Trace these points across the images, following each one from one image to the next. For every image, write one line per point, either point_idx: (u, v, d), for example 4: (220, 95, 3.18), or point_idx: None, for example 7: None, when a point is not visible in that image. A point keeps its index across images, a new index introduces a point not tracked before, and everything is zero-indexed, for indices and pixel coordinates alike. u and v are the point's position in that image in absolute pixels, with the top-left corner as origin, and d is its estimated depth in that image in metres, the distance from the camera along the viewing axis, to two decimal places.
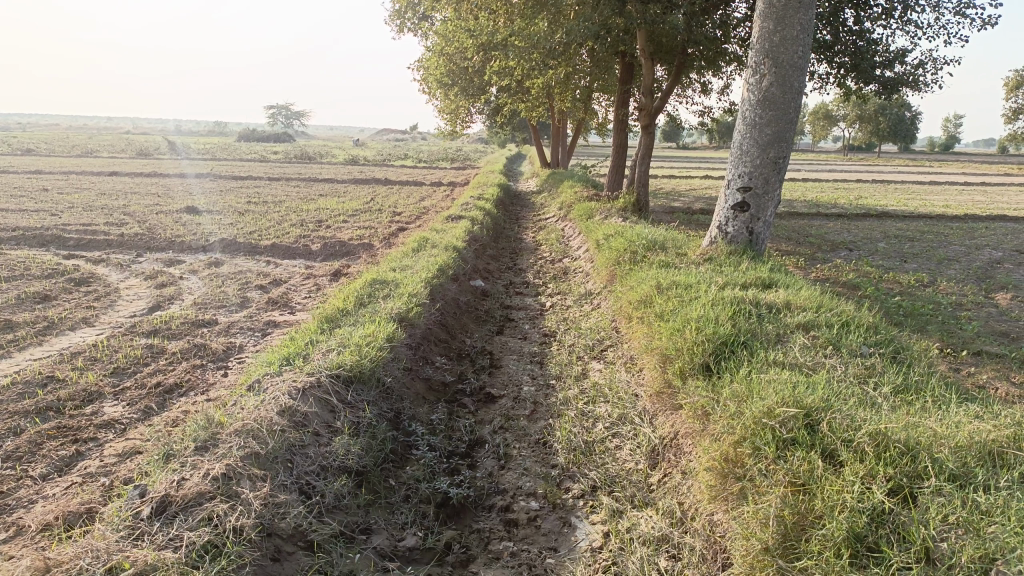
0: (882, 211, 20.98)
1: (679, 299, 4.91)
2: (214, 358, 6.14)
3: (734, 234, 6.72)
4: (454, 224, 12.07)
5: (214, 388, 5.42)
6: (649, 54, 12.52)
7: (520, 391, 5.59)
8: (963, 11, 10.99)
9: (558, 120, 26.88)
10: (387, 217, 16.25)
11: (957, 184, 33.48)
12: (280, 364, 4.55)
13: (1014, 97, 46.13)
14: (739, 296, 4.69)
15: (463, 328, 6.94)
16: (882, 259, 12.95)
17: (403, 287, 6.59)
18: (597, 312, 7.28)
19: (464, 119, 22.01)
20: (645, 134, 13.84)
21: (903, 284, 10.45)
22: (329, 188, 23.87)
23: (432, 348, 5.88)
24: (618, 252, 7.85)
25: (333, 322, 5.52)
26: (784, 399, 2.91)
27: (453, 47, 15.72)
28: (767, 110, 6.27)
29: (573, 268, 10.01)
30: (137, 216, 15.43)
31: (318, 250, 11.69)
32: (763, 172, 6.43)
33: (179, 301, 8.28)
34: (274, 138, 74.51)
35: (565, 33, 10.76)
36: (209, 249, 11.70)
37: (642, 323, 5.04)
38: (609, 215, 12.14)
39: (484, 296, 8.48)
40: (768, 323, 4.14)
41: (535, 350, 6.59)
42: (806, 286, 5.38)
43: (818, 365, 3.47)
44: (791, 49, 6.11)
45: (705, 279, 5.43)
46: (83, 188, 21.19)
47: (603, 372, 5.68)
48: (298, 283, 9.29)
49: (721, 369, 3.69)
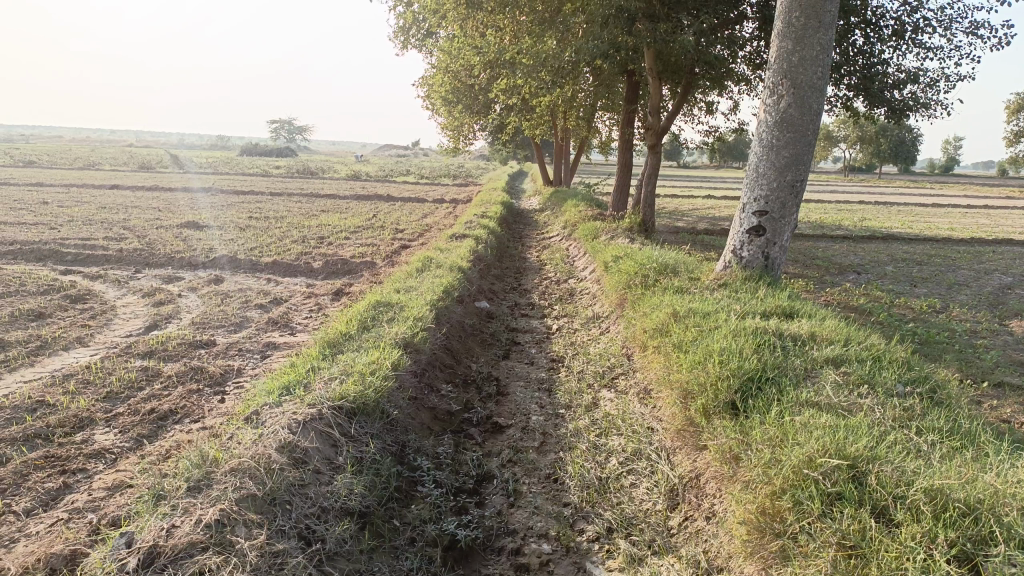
0: (887, 234, 20.82)
1: (698, 329, 4.70)
2: (211, 382, 5.92)
3: (749, 259, 6.51)
4: (458, 243, 11.89)
5: (210, 415, 5.19)
6: (657, 73, 12.39)
7: (529, 421, 5.36)
8: (976, 32, 10.86)
9: (561, 138, 26.82)
10: (389, 234, 16.09)
11: (960, 207, 33.40)
12: (278, 392, 4.33)
13: (1016, 120, 46.14)
14: (762, 326, 4.47)
15: (468, 353, 6.72)
16: (891, 282, 12.78)
17: (407, 310, 6.37)
18: (606, 337, 7.06)
19: (467, 136, 21.91)
20: (652, 154, 13.68)
21: (915, 309, 10.24)
22: (331, 203, 23.73)
23: (437, 375, 5.66)
24: (628, 275, 7.64)
25: (335, 347, 5.30)
26: (825, 447, 2.70)
27: (459, 64, 15.64)
28: (785, 132, 6.09)
29: (579, 290, 9.81)
30: (135, 231, 15.25)
31: (320, 268, 11.50)
32: (780, 196, 6.23)
33: (176, 320, 8.07)
34: (276, 152, 74.66)
35: (574, 51, 10.62)
36: (208, 266, 11.51)
37: (659, 353, 4.83)
38: (615, 236, 11.95)
39: (489, 318, 8.26)
40: (796, 357, 3.93)
41: (543, 376, 6.36)
42: (828, 316, 5.16)
43: (854, 406, 3.25)
44: (811, 70, 5.94)
45: (723, 306, 5.22)
46: (83, 202, 21.05)
47: (615, 402, 5.45)
48: (298, 302, 9.09)
49: (748, 409, 3.47)
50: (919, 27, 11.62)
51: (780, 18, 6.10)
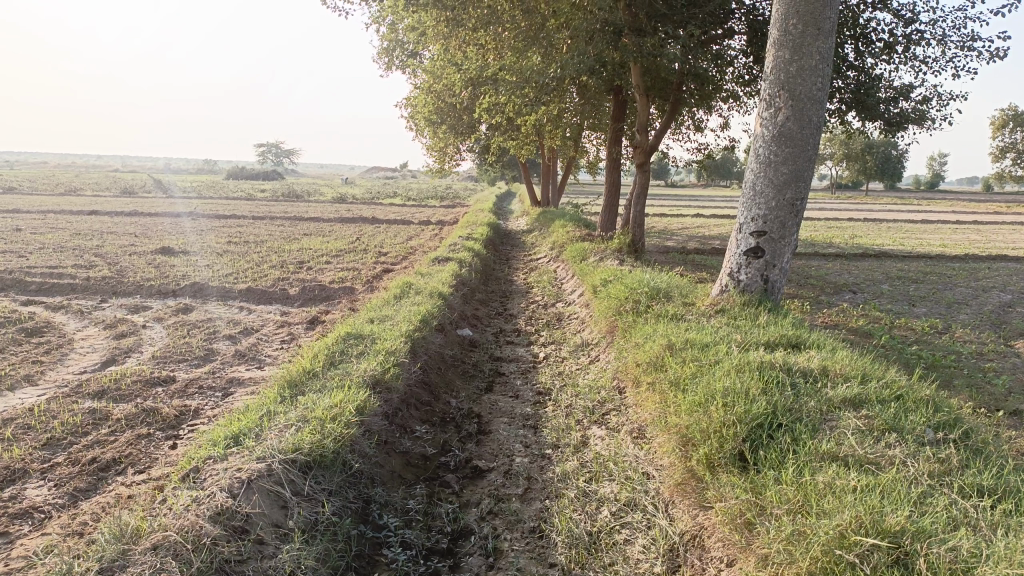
0: (880, 251, 20.48)
1: (697, 363, 4.24)
2: (163, 426, 5.40)
3: (747, 283, 6.07)
4: (441, 266, 11.46)
5: (157, 465, 4.69)
6: (644, 89, 12.03)
7: (512, 463, 4.87)
8: (969, 45, 10.58)
9: (548, 158, 26.53)
10: (371, 258, 15.64)
11: (949, 223, 33.25)
12: (224, 443, 3.83)
13: (1001, 135, 46.25)
14: (766, 359, 4.04)
15: (447, 387, 6.24)
16: (888, 302, 12.40)
17: (380, 342, 5.88)
18: (596, 368, 6.58)
19: (453, 157, 21.55)
20: (640, 172, 13.29)
21: (916, 330, 9.82)
22: (314, 227, 23.27)
23: (411, 415, 5.17)
24: (619, 301, 7.19)
25: (295, 387, 4.80)
26: (857, 524, 2.27)
27: (441, 83, 15.31)
28: (784, 147, 5.69)
29: (567, 315, 9.36)
30: (108, 258, 14.74)
31: (296, 294, 11.00)
32: (779, 216, 5.81)
33: (137, 354, 7.56)
34: (262, 175, 74.42)
35: (559, 66, 10.26)
36: (179, 294, 11.01)
37: (653, 391, 4.38)
38: (604, 257, 11.51)
39: (472, 347, 7.79)
40: (808, 397, 3.49)
41: (528, 412, 5.88)
42: (836, 345, 4.72)
43: (883, 460, 2.81)
44: (810, 81, 5.55)
45: (722, 336, 4.77)
46: (59, 228, 20.51)
47: (606, 443, 4.98)
48: (270, 332, 8.60)
49: (760, 462, 3.01)
50: (911, 41, 11.35)
51: (776, 25, 5.72)
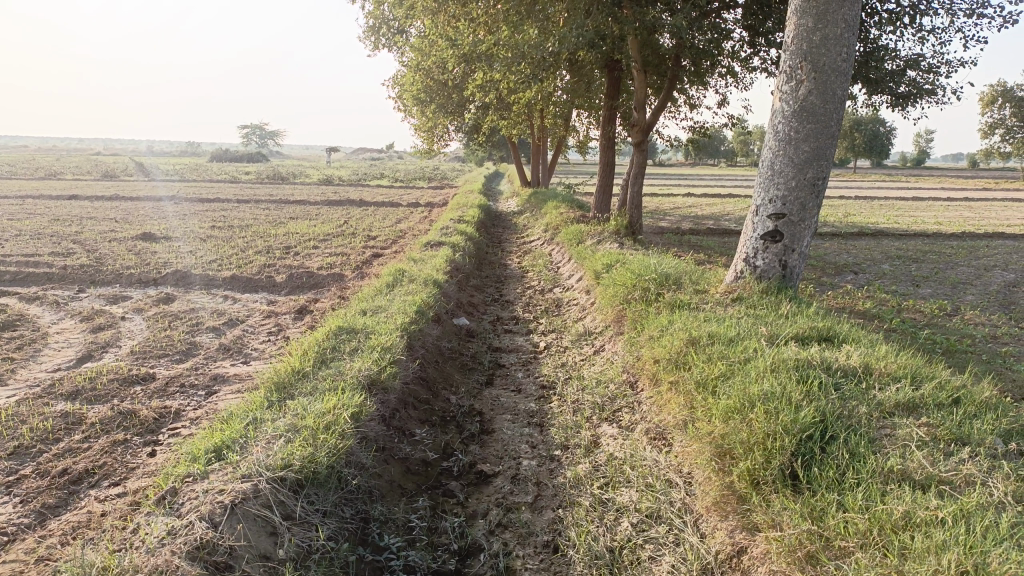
0: (876, 229, 20.17)
1: (725, 360, 3.88)
2: (142, 431, 5.01)
3: (764, 269, 5.70)
4: (433, 251, 11.06)
5: (134, 476, 4.30)
6: (641, 64, 11.61)
7: (519, 467, 4.51)
8: (978, 14, 10.21)
9: (538, 138, 26.08)
10: (360, 242, 15.21)
11: (940, 201, 33.05)
12: (204, 458, 3.44)
13: (990, 112, 45.90)
14: (802, 356, 3.69)
15: (445, 382, 5.86)
16: (893, 283, 12.09)
17: (374, 337, 5.48)
18: (602, 360, 6.21)
19: (442, 137, 21.07)
20: (638, 151, 12.87)
21: (926, 313, 9.49)
22: (301, 210, 22.79)
23: (409, 416, 4.79)
24: (625, 288, 6.81)
25: (283, 389, 4.40)
26: None
27: (430, 60, 14.84)
28: (805, 122, 5.32)
29: (567, 301, 8.99)
30: (87, 244, 14.24)
31: (283, 281, 10.59)
32: (799, 197, 5.44)
33: (115, 349, 7.14)
34: (248, 157, 73.46)
35: (557, 41, 9.77)
36: (160, 282, 10.56)
37: (676, 390, 4.02)
38: (602, 240, 11.11)
39: (469, 337, 7.41)
40: (856, 402, 3.15)
41: (533, 408, 5.52)
42: (870, 337, 4.37)
43: (959, 481, 2.47)
44: (835, 51, 5.17)
45: (747, 329, 4.42)
46: (36, 214, 19.90)
47: (620, 444, 4.63)
48: (256, 323, 8.18)
49: (814, 481, 2.67)
50: (918, 12, 10.96)
51: None
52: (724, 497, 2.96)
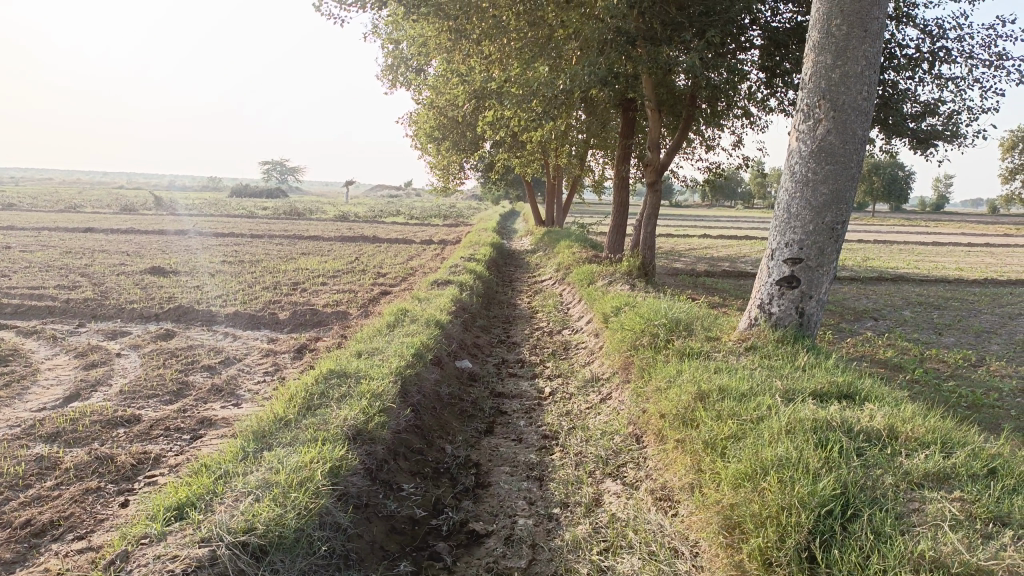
0: (896, 274, 19.77)
1: (736, 418, 3.57)
2: (118, 478, 4.74)
3: (780, 316, 5.40)
4: (441, 290, 10.82)
5: (101, 530, 4.02)
6: (656, 104, 11.44)
7: (514, 526, 4.19)
8: (1000, 60, 9.97)
9: (552, 177, 25.99)
10: (369, 279, 15.04)
11: (960, 246, 32.56)
12: (165, 518, 3.17)
13: (1011, 157, 45.40)
14: (821, 416, 3.37)
15: (442, 430, 5.55)
16: (914, 330, 11.70)
17: (366, 382, 5.20)
18: (608, 409, 5.90)
19: (455, 175, 21.00)
20: (651, 192, 12.64)
21: (949, 363, 9.10)
22: (313, 246, 22.69)
23: (399, 468, 4.48)
24: (633, 333, 6.51)
25: (262, 439, 4.12)
26: None
27: (443, 98, 14.78)
28: (823, 163, 5.05)
29: (575, 344, 8.70)
30: (94, 278, 14.12)
31: (286, 319, 10.36)
32: (817, 241, 5.16)
33: (105, 388, 6.90)
34: (266, 192, 74.11)
35: (568, 78, 9.59)
36: (161, 318, 10.36)
37: (683, 449, 3.71)
38: (613, 281, 10.84)
39: (471, 381, 7.12)
40: (880, 472, 2.84)
41: (533, 460, 5.19)
42: (894, 393, 4.05)
43: (1002, 573, 2.15)
44: (855, 89, 4.93)
45: (761, 383, 4.11)
46: (49, 246, 19.90)
47: (623, 503, 4.30)
48: (253, 362, 7.94)
49: (834, 566, 2.37)
50: (938, 56, 10.74)
51: (816, 27, 5.11)
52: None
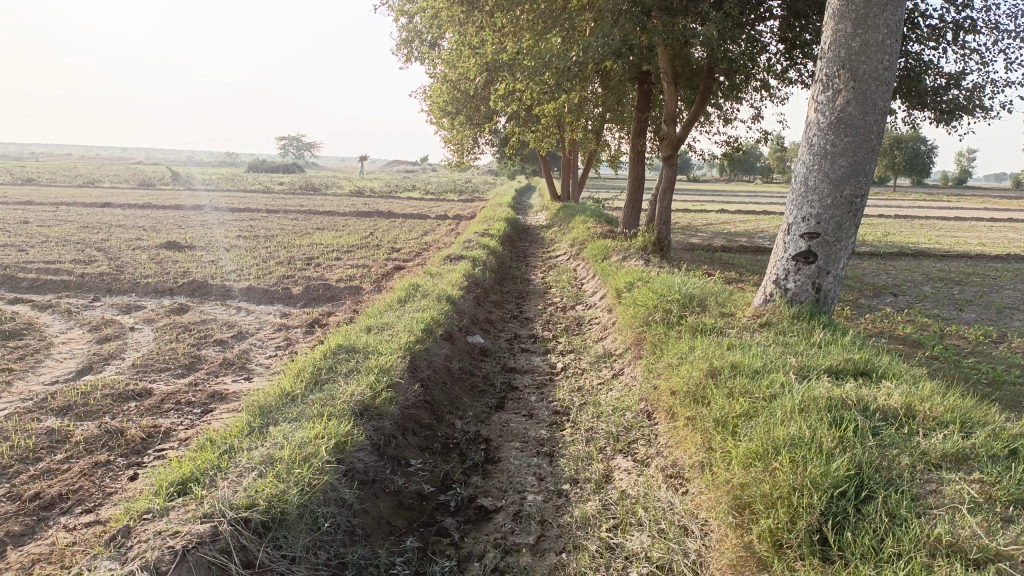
0: (916, 250, 19.47)
1: (748, 396, 3.49)
2: (127, 452, 4.74)
3: (796, 292, 5.30)
4: (454, 264, 10.76)
5: (109, 503, 4.02)
6: (672, 76, 11.24)
7: (523, 502, 4.15)
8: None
9: (568, 151, 25.75)
10: (383, 254, 15.00)
11: (983, 221, 32.01)
12: (169, 493, 3.14)
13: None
14: (836, 394, 3.29)
15: (451, 406, 5.51)
16: (934, 306, 11.52)
17: (374, 358, 5.16)
18: (620, 385, 5.83)
19: (470, 149, 20.84)
20: (667, 166, 12.47)
21: (970, 339, 8.94)
22: (328, 221, 22.68)
23: (407, 443, 4.44)
24: (646, 309, 6.42)
25: (268, 414, 4.09)
26: None
27: (456, 71, 14.61)
28: (842, 135, 4.91)
29: (588, 319, 8.62)
30: (109, 252, 14.18)
31: (299, 293, 10.34)
32: (835, 215, 5.04)
33: (117, 362, 6.91)
34: (283, 167, 74.17)
35: (581, 50, 9.42)
36: (175, 292, 10.38)
37: (694, 427, 3.64)
38: (628, 257, 10.72)
39: (483, 356, 7.07)
40: (897, 453, 2.76)
41: (544, 435, 5.15)
42: (913, 371, 3.95)
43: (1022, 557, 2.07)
44: (876, 58, 4.77)
45: (775, 360, 4.02)
46: (66, 221, 20.00)
47: (633, 480, 4.25)
48: (265, 337, 7.93)
49: (847, 549, 2.30)
50: (964, 26, 10.45)
51: None
52: (742, 559, 2.58)
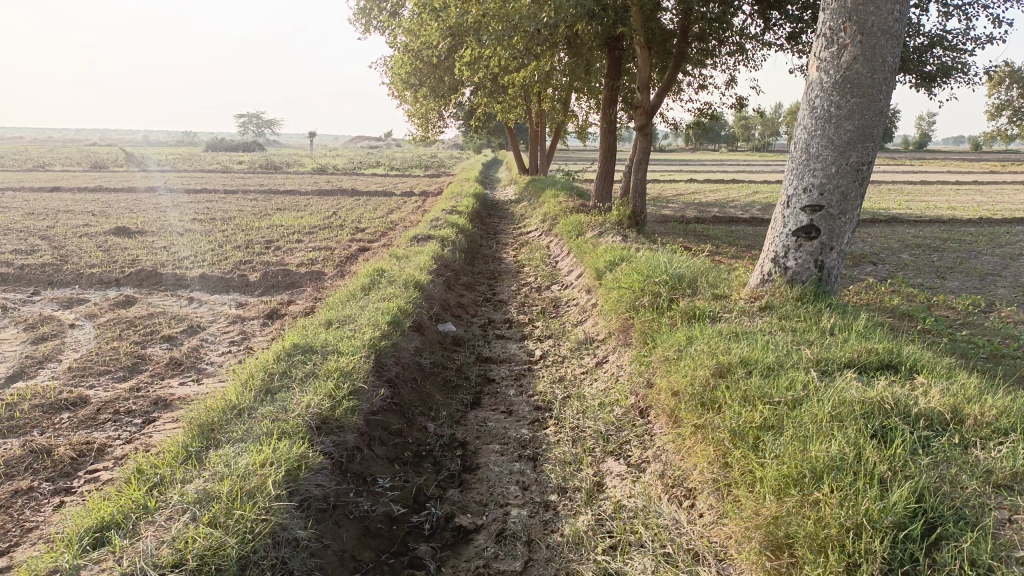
0: (889, 216, 19.24)
1: (768, 403, 3.07)
2: (54, 475, 4.15)
3: (797, 271, 4.85)
4: (421, 246, 10.19)
5: (26, 542, 3.44)
6: (645, 42, 10.70)
7: (506, 519, 3.65)
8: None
9: (535, 123, 25.11)
10: (347, 234, 14.35)
11: (948, 185, 31.99)
12: (84, 545, 2.61)
13: (998, 93, 44.33)
14: (870, 394, 2.86)
15: (423, 406, 4.99)
16: (916, 275, 11.21)
17: (334, 359, 4.61)
18: (607, 376, 5.35)
19: (434, 123, 20.10)
20: (641, 136, 11.95)
21: (959, 309, 8.59)
22: (290, 201, 21.86)
23: (374, 457, 3.93)
24: (630, 291, 5.92)
25: (208, 434, 3.54)
26: None
27: (419, 41, 13.89)
28: (848, 96, 4.45)
29: (565, 301, 8.12)
30: (54, 240, 13.34)
31: (257, 281, 9.71)
32: (839, 185, 4.58)
33: (53, 365, 6.27)
34: (243, 146, 72.42)
35: (553, 12, 8.84)
36: (122, 283, 9.68)
37: (706, 438, 3.21)
38: (603, 232, 10.24)
39: (455, 346, 6.55)
40: (955, 471, 2.33)
41: (525, 436, 4.65)
42: (941, 361, 3.51)
43: None
44: (886, 9, 4.30)
45: (788, 356, 3.57)
46: (11, 207, 18.99)
47: (629, 488, 3.78)
48: (219, 331, 7.33)
49: None
50: None
51: None
52: None
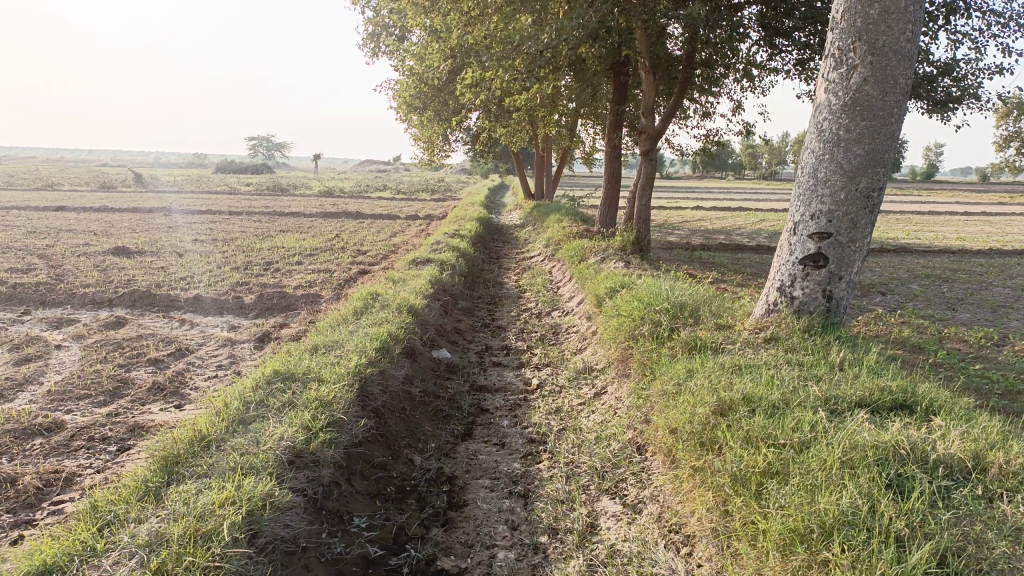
0: (898, 245, 18.99)
1: (773, 445, 2.85)
2: (15, 507, 3.92)
3: (804, 301, 4.63)
4: (419, 269, 10.00)
5: None
6: (650, 66, 10.55)
7: (492, 563, 3.40)
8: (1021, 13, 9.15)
9: (541, 148, 25.05)
10: (348, 257, 14.18)
11: (957, 215, 31.70)
12: None
13: (1006, 125, 44.16)
14: (884, 437, 2.63)
15: (411, 437, 4.75)
16: (926, 306, 10.95)
17: (315, 387, 4.39)
18: (604, 409, 5.10)
19: (439, 146, 20.02)
20: (646, 161, 11.79)
21: (971, 342, 8.33)
22: (293, 223, 21.77)
23: (353, 493, 3.69)
24: (631, 320, 5.69)
25: (173, 468, 3.32)
26: None
27: (423, 64, 13.82)
28: (857, 118, 4.25)
29: (565, 328, 7.89)
30: (52, 259, 13.20)
31: (251, 303, 9.51)
32: (848, 212, 4.37)
33: (32, 387, 6.07)
34: (252, 168, 72.76)
35: (555, 33, 8.71)
36: (115, 304, 9.49)
37: (706, 482, 2.98)
38: (606, 258, 10.04)
39: (448, 374, 6.31)
40: (980, 528, 2.14)
41: (517, 470, 4.41)
42: (958, 400, 3.27)
43: None
44: (898, 28, 4.11)
45: (794, 393, 3.34)
46: (14, 226, 18.94)
47: (624, 530, 3.54)
48: (207, 354, 7.12)
49: None
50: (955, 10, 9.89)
51: None
52: None
